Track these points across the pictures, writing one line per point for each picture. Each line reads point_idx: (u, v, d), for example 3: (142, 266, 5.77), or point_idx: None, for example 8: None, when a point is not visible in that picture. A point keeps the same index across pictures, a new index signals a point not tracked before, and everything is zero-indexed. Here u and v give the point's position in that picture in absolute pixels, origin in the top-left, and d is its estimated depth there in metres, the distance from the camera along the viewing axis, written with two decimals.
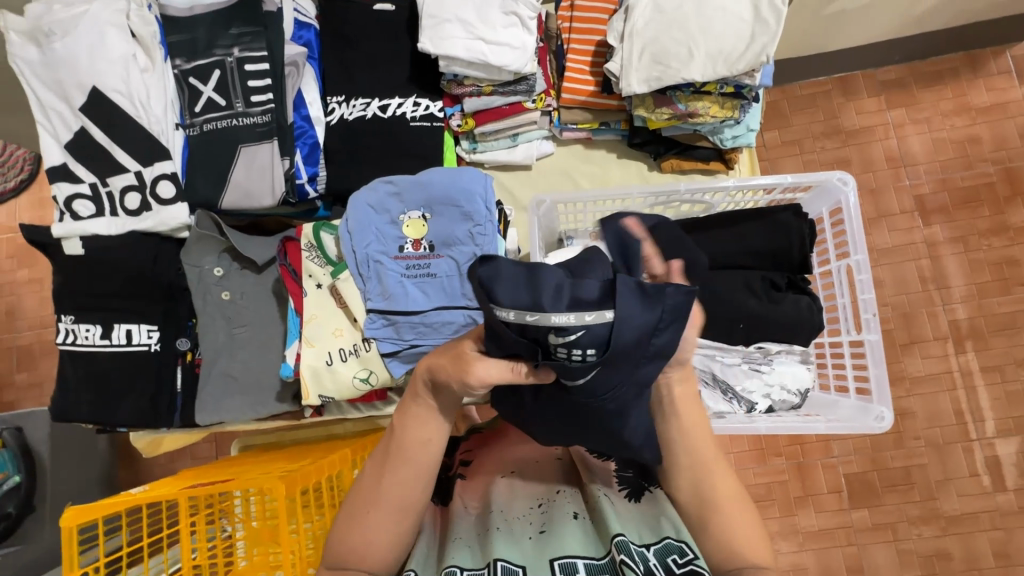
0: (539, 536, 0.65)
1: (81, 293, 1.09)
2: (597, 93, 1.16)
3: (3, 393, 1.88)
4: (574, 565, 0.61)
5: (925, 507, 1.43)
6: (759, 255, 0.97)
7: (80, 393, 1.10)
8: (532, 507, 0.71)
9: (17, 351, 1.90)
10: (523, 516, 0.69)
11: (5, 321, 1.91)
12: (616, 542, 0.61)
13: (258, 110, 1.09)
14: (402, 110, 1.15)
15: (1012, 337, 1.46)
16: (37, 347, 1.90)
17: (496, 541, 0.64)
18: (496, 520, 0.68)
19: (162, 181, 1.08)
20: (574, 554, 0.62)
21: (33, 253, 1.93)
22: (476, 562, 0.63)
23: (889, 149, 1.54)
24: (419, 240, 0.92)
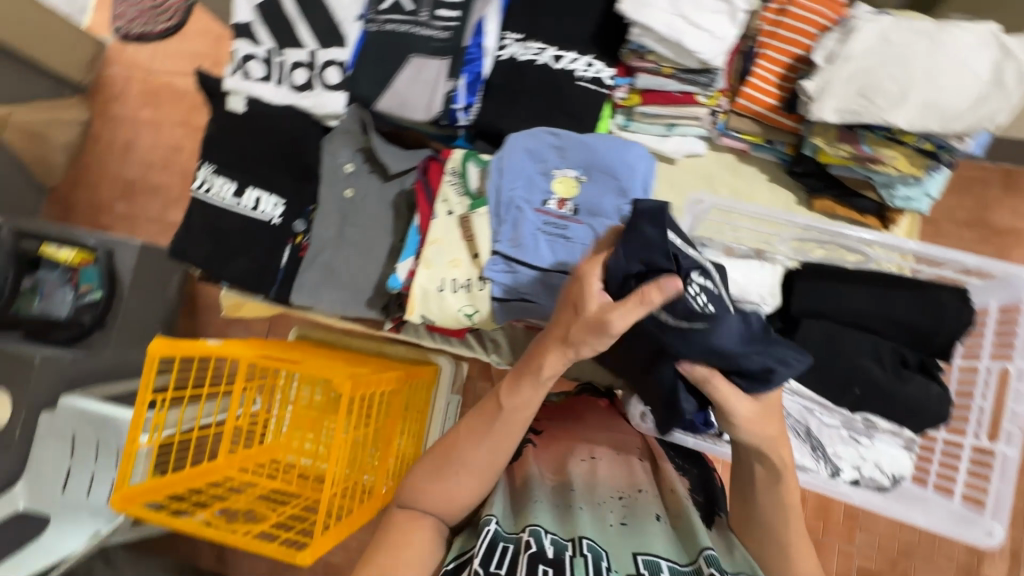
0: (621, 526, 0.66)
1: (227, 149, 1.15)
2: (776, 108, 1.10)
3: (103, 216, 2.04)
4: (657, 564, 0.61)
5: None
6: (899, 326, 0.92)
7: (200, 239, 1.17)
8: (614, 496, 0.71)
9: (124, 182, 2.04)
10: (606, 502, 0.70)
11: (121, 152, 2.05)
12: (705, 556, 0.61)
13: (440, 25, 1.08)
14: (573, 67, 1.12)
15: None
16: (141, 184, 2.03)
17: (581, 519, 0.65)
18: (579, 499, 0.69)
19: (330, 67, 1.11)
20: (660, 554, 0.62)
21: (158, 96, 2.03)
22: (562, 531, 0.64)
23: None
24: (566, 200, 0.90)
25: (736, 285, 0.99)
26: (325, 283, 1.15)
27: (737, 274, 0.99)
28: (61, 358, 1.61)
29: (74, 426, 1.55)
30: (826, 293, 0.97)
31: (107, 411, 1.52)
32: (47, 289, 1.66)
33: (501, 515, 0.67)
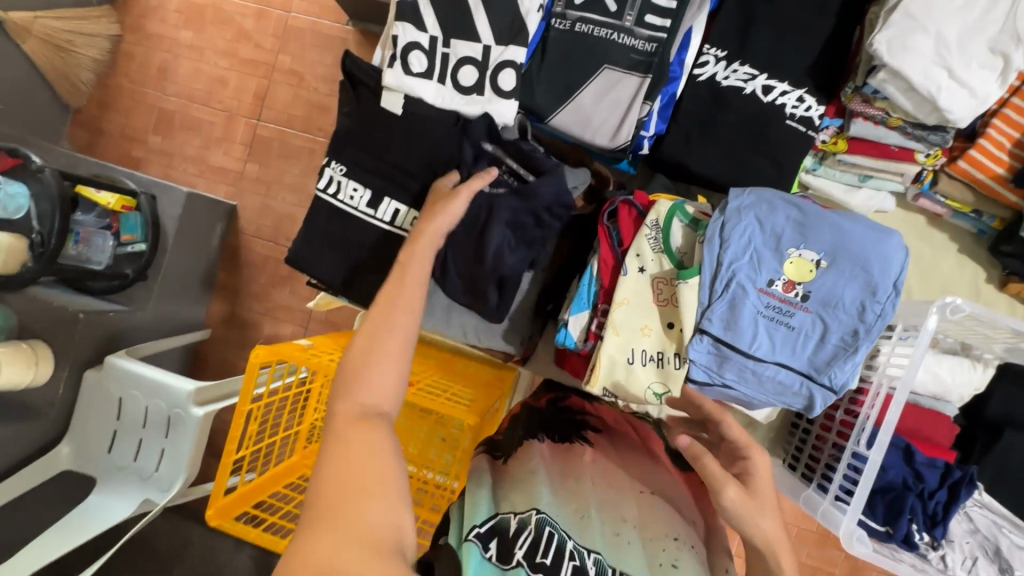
0: (671, 567, 0.69)
1: (367, 148, 0.98)
2: (1005, 180, 0.96)
3: (133, 148, 1.65)
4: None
5: None
6: None
7: (324, 247, 1.03)
8: (669, 536, 0.74)
9: (160, 113, 1.64)
10: (661, 542, 0.73)
11: (152, 72, 1.63)
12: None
13: (645, 34, 0.90)
14: (784, 101, 0.96)
15: None
16: (180, 117, 1.63)
17: (628, 555, 0.70)
18: (626, 532, 0.74)
19: (506, 69, 0.92)
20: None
21: (202, 9, 1.61)
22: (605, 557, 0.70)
23: None
24: (796, 283, 0.79)
25: (939, 385, 0.91)
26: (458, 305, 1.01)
27: (943, 373, 0.90)
28: (106, 314, 1.32)
29: (122, 390, 1.31)
30: None
31: (163, 378, 1.28)
32: (83, 234, 1.34)
33: (548, 508, 0.73)
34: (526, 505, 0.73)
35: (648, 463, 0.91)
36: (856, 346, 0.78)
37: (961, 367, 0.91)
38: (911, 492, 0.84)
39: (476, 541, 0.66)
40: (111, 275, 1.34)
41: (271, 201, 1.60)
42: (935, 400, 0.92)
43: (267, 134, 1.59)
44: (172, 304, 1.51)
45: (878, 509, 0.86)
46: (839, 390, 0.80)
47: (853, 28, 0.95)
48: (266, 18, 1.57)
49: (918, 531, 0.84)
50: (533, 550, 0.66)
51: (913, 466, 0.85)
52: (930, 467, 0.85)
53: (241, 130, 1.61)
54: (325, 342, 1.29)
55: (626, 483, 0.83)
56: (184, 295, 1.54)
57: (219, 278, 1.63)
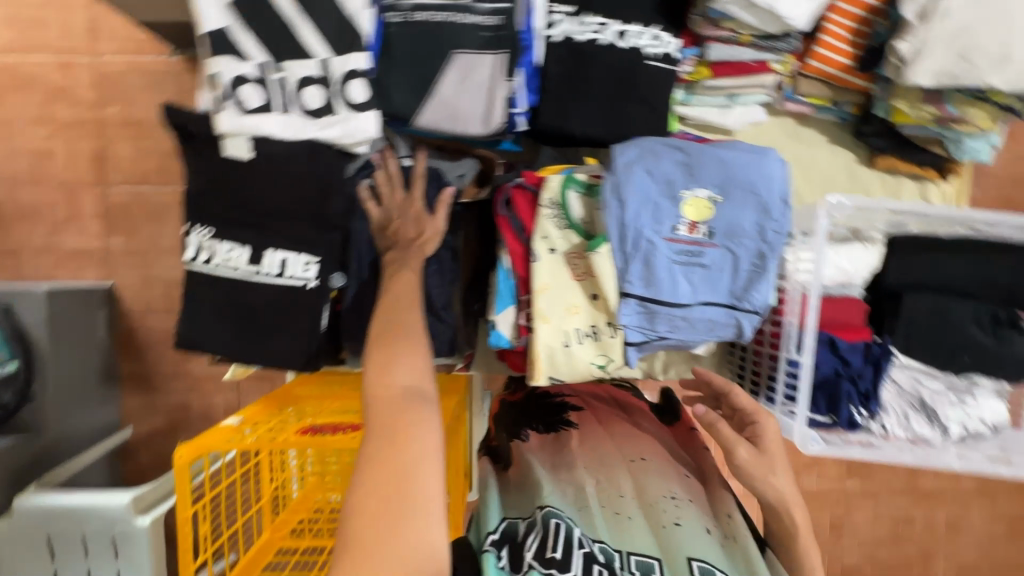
0: (675, 527, 0.74)
1: (230, 200, 0.88)
2: (851, 68, 1.02)
3: None
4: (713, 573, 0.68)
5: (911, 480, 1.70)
6: (994, 289, 0.97)
7: (216, 319, 0.92)
8: (667, 496, 0.79)
9: None
10: (659, 505, 0.78)
11: None
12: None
13: (487, 8, 0.85)
14: (639, 43, 0.96)
15: None
16: (7, 207, 1.39)
17: (634, 531, 0.74)
18: (627, 510, 0.77)
19: (353, 80, 0.84)
20: (715, 566, 0.69)
21: None
22: (613, 543, 0.72)
23: None
24: (699, 224, 0.80)
25: (844, 273, 0.98)
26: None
27: (844, 262, 0.97)
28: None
29: (46, 525, 1.14)
30: (933, 266, 0.98)
31: (80, 504, 1.12)
32: None
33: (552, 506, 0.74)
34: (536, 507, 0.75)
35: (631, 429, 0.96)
36: (766, 267, 0.81)
37: (855, 251, 0.98)
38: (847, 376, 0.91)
39: (492, 547, 0.69)
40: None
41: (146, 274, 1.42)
42: (844, 287, 0.99)
43: (118, 201, 1.40)
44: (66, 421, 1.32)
45: (822, 401, 0.92)
46: (762, 310, 0.83)
47: None
48: (72, 70, 1.36)
49: (858, 412, 0.91)
50: (542, 545, 0.66)
51: (840, 354, 0.92)
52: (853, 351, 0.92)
53: (87, 202, 1.40)
54: (252, 411, 1.19)
55: (614, 459, 0.87)
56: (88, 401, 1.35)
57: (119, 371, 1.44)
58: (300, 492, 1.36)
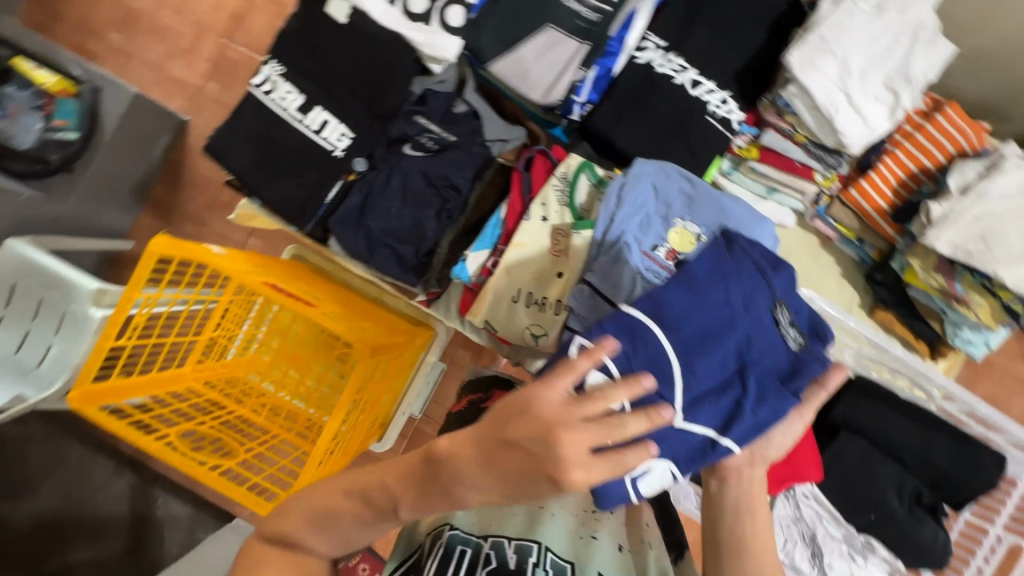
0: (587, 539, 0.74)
1: (307, 52, 0.99)
2: (885, 213, 1.06)
3: (90, 42, 1.76)
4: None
5: None
6: (929, 465, 0.95)
7: (246, 142, 1.02)
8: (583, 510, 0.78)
9: (126, 11, 1.75)
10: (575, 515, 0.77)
11: None
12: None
13: (592, 4, 0.95)
14: (708, 98, 1.03)
15: None
16: (145, 20, 1.75)
17: (549, 529, 0.73)
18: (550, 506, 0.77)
19: (455, 5, 0.96)
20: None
21: None
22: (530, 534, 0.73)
23: None
24: (677, 252, 0.83)
25: None
26: (360, 221, 1.05)
27: None
28: (17, 196, 1.41)
29: (15, 276, 1.36)
30: (878, 418, 0.98)
31: (61, 271, 1.34)
32: (12, 111, 1.44)
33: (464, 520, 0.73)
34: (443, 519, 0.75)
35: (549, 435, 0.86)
36: None
37: None
38: (730, 385, 0.58)
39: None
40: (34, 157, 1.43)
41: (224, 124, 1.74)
42: None
43: (235, 56, 1.72)
44: (91, 201, 1.61)
45: (700, 416, 0.56)
46: None
47: (780, 43, 1.04)
48: None
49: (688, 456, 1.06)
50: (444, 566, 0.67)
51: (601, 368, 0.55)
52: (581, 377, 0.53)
53: (209, 46, 1.73)
54: (237, 251, 1.31)
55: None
56: (117, 184, 1.66)
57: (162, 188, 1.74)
58: (242, 355, 1.48)
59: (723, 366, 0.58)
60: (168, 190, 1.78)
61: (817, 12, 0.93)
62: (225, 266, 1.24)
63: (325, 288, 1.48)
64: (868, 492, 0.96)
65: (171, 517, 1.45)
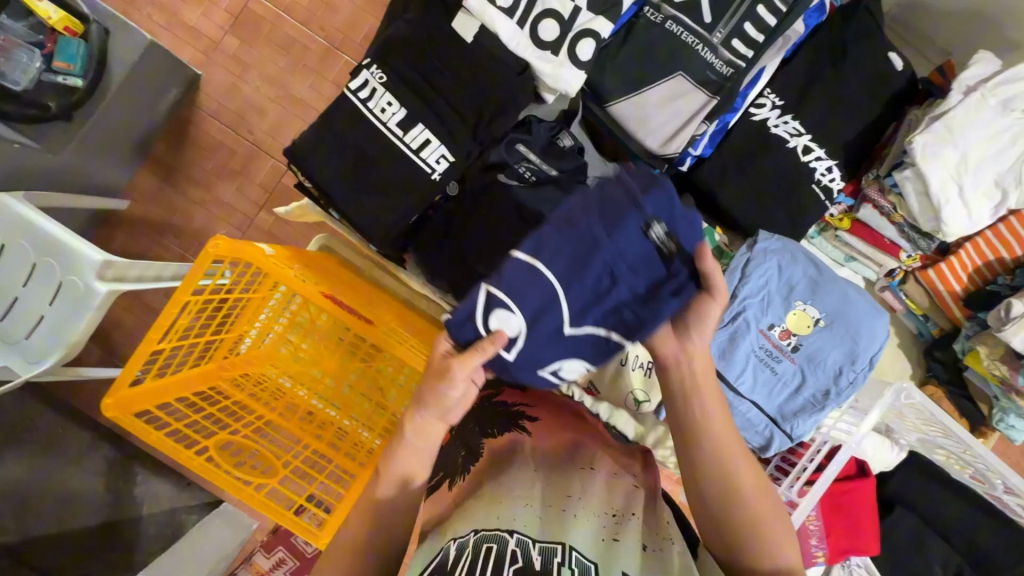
0: (611, 542, 0.62)
1: (414, 62, 0.91)
2: (959, 297, 1.09)
3: None
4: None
5: None
6: (972, 545, 1.01)
7: (333, 151, 0.93)
8: (607, 511, 0.67)
9: None
10: (598, 514, 0.65)
11: None
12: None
13: (726, 57, 0.91)
14: (816, 165, 1.00)
15: None
16: None
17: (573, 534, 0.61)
18: (569, 507, 0.65)
19: (587, 36, 0.88)
20: None
21: None
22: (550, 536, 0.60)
23: None
24: (791, 333, 0.85)
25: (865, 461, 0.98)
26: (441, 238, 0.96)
27: (868, 448, 0.99)
28: (12, 145, 1.21)
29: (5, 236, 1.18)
30: (927, 493, 1.04)
31: (66, 237, 1.15)
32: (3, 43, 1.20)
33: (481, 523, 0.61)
34: (450, 534, 0.63)
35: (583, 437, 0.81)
36: (823, 404, 0.85)
37: (882, 447, 1.00)
38: (611, 299, 0.62)
39: None
40: (31, 102, 1.21)
41: (241, 84, 1.53)
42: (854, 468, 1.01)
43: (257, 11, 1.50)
44: (90, 154, 1.37)
45: (588, 322, 0.63)
46: (794, 438, 0.87)
47: (892, 119, 1.03)
48: None
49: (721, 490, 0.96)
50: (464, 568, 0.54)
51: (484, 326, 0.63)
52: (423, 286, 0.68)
53: None
54: (284, 251, 1.21)
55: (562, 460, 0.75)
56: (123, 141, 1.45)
57: (170, 146, 1.54)
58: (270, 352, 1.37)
59: (600, 284, 0.61)
60: (170, 147, 1.56)
61: (947, 101, 0.94)
62: (275, 267, 1.13)
63: (367, 291, 1.37)
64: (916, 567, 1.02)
65: (151, 496, 1.33)
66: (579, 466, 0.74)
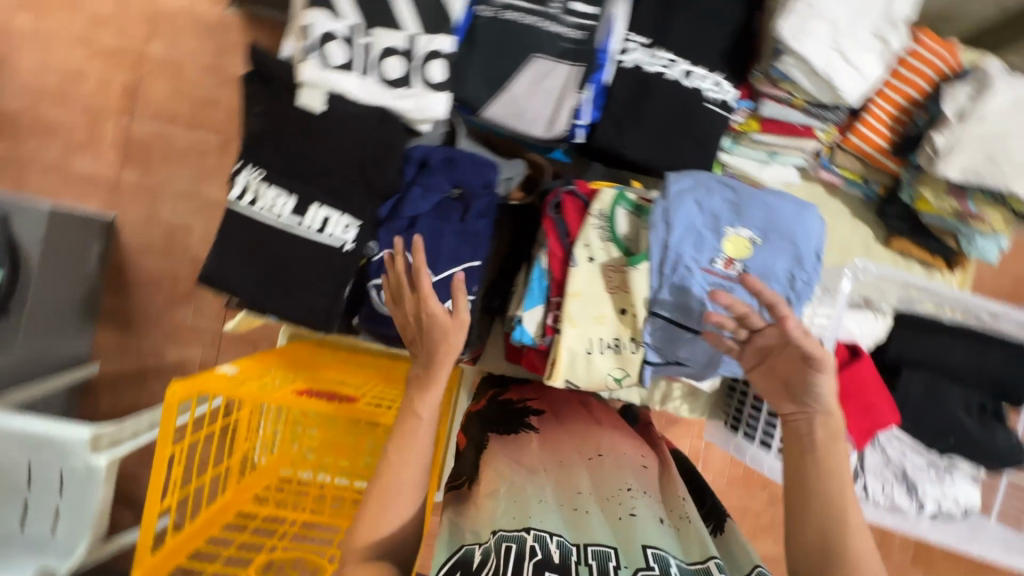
0: (628, 516, 0.77)
1: (284, 149, 0.90)
2: (886, 150, 1.10)
3: None
4: (666, 557, 0.69)
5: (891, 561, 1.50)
6: (985, 378, 1.02)
7: (245, 263, 0.93)
8: (623, 490, 0.82)
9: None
10: (612, 501, 0.81)
11: None
12: (715, 564, 0.70)
13: (572, 22, 0.90)
14: (701, 85, 1.00)
15: None
16: (18, 122, 1.46)
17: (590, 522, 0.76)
18: (586, 505, 0.81)
19: (433, 58, 0.87)
20: (667, 552, 0.70)
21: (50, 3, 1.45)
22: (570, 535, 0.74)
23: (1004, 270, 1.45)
24: (734, 260, 0.83)
25: (853, 340, 1.01)
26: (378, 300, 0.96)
27: (852, 326, 1.01)
28: None
29: None
30: (930, 346, 1.03)
31: (37, 434, 1.13)
32: None
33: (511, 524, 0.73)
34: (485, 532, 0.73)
35: (591, 425, 1.04)
36: (790, 313, 0.85)
37: (866, 320, 1.02)
38: (447, 241, 0.95)
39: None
40: None
41: (151, 213, 1.50)
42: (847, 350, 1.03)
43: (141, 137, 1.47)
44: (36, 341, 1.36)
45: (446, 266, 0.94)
46: None
47: (757, 11, 1.02)
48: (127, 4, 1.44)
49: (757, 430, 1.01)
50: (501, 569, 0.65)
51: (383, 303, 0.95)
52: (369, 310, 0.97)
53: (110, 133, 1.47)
54: (248, 361, 1.19)
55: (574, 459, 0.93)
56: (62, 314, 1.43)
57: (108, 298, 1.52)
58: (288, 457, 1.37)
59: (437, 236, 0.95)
60: (117, 298, 1.55)
61: None
62: (240, 383, 1.11)
63: (347, 364, 1.34)
64: (946, 421, 1.02)
65: None
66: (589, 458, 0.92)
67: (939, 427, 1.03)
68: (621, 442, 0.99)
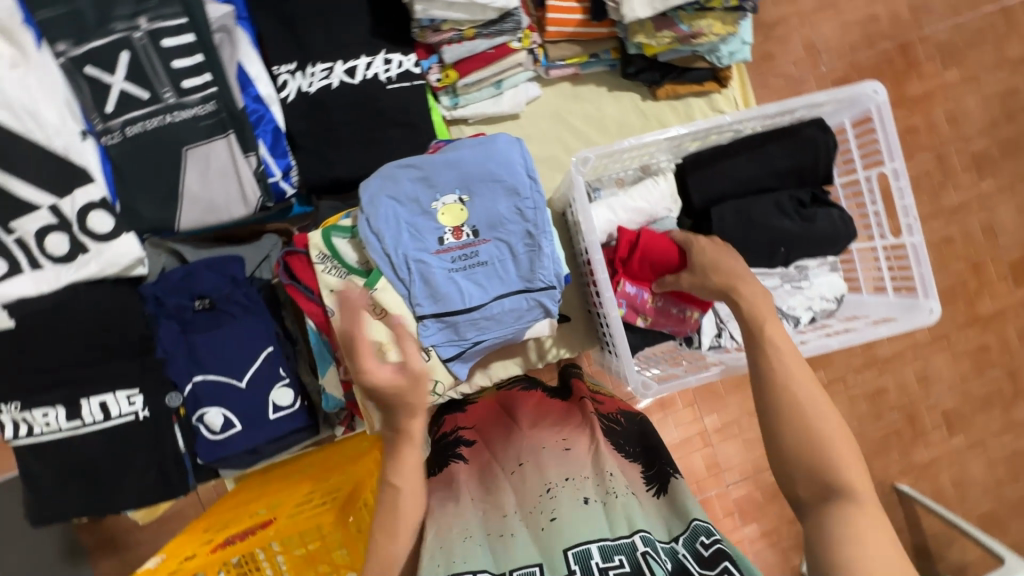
0: (549, 524, 0.66)
1: (23, 369, 0.86)
2: (586, 21, 1.03)
3: None
4: (588, 551, 0.62)
5: (866, 354, 1.47)
6: (786, 174, 0.98)
7: (61, 487, 0.89)
8: (541, 492, 0.71)
9: None
10: (535, 507, 0.70)
11: None
12: (641, 538, 0.62)
13: (196, 98, 0.88)
14: (372, 72, 0.95)
15: (980, 175, 1.45)
16: None
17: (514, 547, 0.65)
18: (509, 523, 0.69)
19: (91, 211, 0.86)
20: (589, 541, 0.63)
21: None
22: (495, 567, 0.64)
23: (807, 39, 1.39)
24: (459, 227, 0.82)
25: (643, 215, 0.97)
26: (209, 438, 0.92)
27: (639, 202, 0.98)
28: None
29: None
30: (721, 177, 0.98)
31: None
32: None
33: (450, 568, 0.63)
34: None
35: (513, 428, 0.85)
36: (539, 241, 0.82)
37: (647, 188, 0.98)
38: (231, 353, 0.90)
39: None
40: None
41: None
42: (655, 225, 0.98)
43: None
44: None
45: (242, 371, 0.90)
46: (557, 283, 0.84)
47: None
48: None
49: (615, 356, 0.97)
50: None
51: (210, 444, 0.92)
52: (204, 446, 0.91)
53: None
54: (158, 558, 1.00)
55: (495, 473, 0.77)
56: None
57: None
58: None
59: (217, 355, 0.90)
60: None
61: None
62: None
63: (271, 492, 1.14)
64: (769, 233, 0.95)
65: None
66: (508, 474, 0.77)
67: (766, 237, 0.95)
68: (539, 433, 0.82)
